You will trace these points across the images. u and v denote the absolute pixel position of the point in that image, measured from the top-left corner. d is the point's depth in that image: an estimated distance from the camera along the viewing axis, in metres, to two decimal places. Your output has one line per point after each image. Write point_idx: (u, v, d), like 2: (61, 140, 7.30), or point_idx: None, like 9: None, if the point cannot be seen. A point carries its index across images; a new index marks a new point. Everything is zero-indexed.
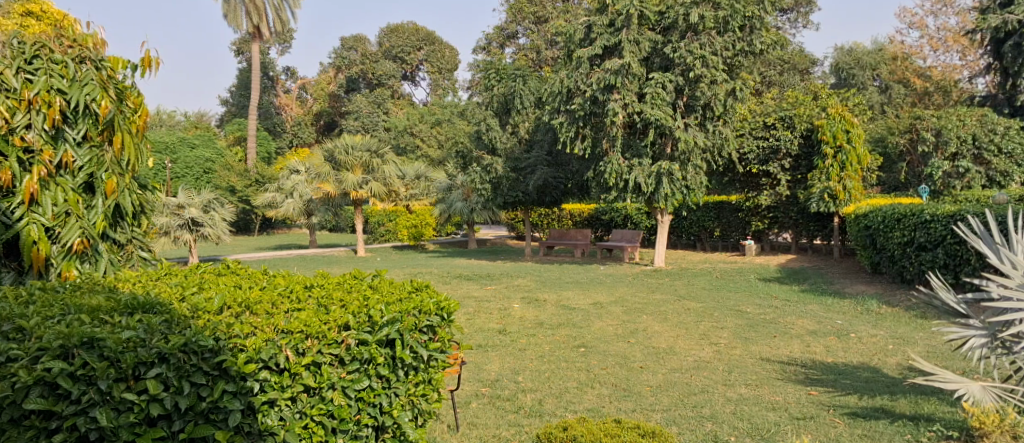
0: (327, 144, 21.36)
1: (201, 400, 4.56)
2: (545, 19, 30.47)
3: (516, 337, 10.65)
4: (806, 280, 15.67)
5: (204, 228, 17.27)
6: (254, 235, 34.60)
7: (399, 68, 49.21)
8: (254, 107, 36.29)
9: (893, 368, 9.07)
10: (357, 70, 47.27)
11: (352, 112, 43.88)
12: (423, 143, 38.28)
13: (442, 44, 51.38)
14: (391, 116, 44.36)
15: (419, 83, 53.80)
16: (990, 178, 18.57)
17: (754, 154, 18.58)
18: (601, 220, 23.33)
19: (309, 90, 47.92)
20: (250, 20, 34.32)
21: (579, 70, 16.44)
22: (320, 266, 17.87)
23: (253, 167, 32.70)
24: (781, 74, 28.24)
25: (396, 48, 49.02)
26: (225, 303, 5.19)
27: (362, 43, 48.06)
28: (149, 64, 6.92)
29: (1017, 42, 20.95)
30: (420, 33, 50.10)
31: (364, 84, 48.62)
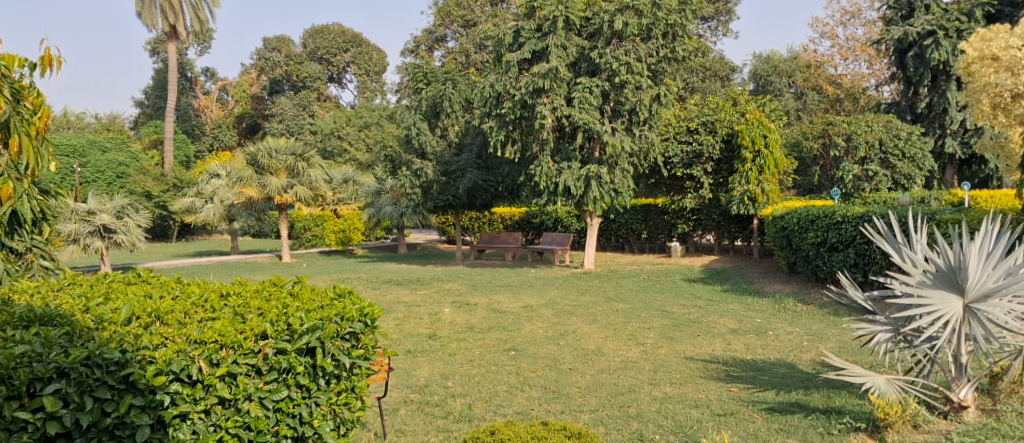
0: (249, 148, 21.01)
1: (105, 416, 4.56)
2: (474, 22, 30.54)
3: (446, 341, 10.76)
4: (728, 279, 16.20)
5: (117, 235, 16.82)
6: (172, 241, 33.75)
7: (325, 70, 48.63)
8: (171, 108, 35.36)
9: (807, 364, 9.50)
10: (281, 71, 46.52)
11: (276, 115, 43.15)
12: (350, 146, 37.85)
13: (369, 46, 51.02)
14: (316, 119, 43.82)
15: (346, 85, 53.25)
16: (896, 181, 19.44)
17: (678, 158, 19.11)
18: (532, 223, 23.62)
19: (231, 92, 47.13)
20: (165, 19, 33.43)
21: (508, 74, 16.58)
22: (240, 273, 17.57)
23: (170, 171, 31.87)
24: (702, 80, 29.06)
25: (321, 50, 48.41)
26: (133, 313, 5.15)
27: (285, 44, 47.57)
28: (48, 63, 6.46)
29: (918, 52, 22.08)
30: (346, 34, 49.64)
31: (287, 86, 47.47)
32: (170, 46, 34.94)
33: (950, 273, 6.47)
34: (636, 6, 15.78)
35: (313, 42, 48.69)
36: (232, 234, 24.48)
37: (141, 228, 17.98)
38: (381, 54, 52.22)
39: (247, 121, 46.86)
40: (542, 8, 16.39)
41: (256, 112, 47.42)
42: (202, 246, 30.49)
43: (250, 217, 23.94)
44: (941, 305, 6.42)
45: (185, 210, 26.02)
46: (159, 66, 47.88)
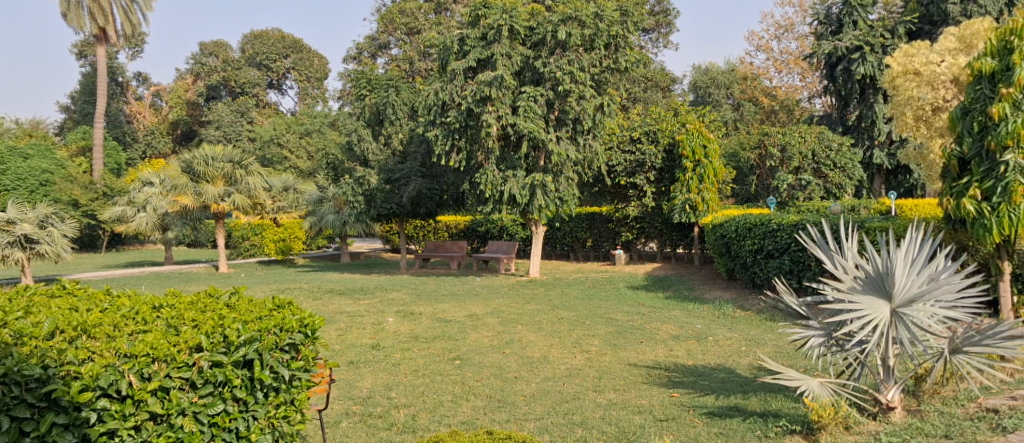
0: (185, 155, 20.60)
1: (25, 435, 4.90)
2: (417, 30, 30.50)
3: (391, 351, 10.72)
4: (670, 286, 16.49)
5: (39, 245, 16.33)
6: (101, 252, 32.83)
7: (265, 76, 47.92)
8: (100, 114, 34.43)
9: (745, 369, 9.73)
10: (219, 77, 45.65)
11: (213, 121, 42.32)
12: (290, 153, 37.35)
13: (310, 53, 50.49)
14: (255, 126, 43.13)
15: (286, 93, 52.57)
16: (828, 190, 19.99)
17: (622, 166, 19.42)
18: (477, 231, 23.65)
19: (165, 98, 46.18)
20: (94, 22, 32.55)
21: (453, 82, 16.57)
22: (173, 284, 17.18)
23: (99, 179, 30.98)
24: (644, 91, 29.48)
25: (260, 55, 47.61)
26: (56, 326, 5.24)
27: (222, 50, 47.17)
28: None
29: (847, 66, 22.82)
30: (286, 40, 49.01)
31: (224, 92, 47.00)
32: (99, 49, 34.02)
33: (879, 278, 6.70)
34: (579, 16, 15.99)
35: (252, 47, 47.93)
36: (167, 243, 23.95)
37: (66, 238, 17.48)
38: (323, 61, 51.74)
39: (183, 128, 45.91)
40: (486, 16, 16.44)
41: (192, 119, 46.50)
42: (133, 256, 29.72)
43: (184, 227, 23.45)
44: (870, 309, 6.66)
45: (116, 220, 25.34)
46: (87, 69, 46.52)
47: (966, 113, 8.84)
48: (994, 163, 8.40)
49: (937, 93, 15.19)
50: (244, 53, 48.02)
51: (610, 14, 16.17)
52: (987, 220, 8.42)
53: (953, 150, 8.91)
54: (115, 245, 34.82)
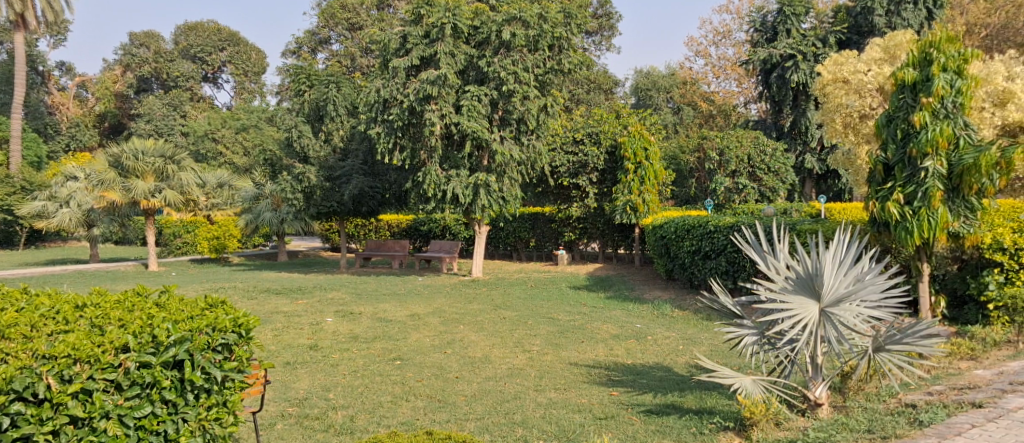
0: (112, 149, 20.00)
1: None
2: (359, 26, 30.25)
3: (329, 352, 10.61)
4: (610, 286, 16.67)
5: None
6: (20, 249, 31.65)
7: (200, 69, 46.91)
8: (18, 104, 33.18)
9: (681, 367, 9.91)
10: (150, 69, 44.54)
11: (144, 115, 41.22)
12: (226, 149, 36.55)
13: (249, 47, 49.65)
14: (188, 120, 42.16)
15: (222, 88, 51.50)
16: (763, 194, 20.44)
17: (565, 167, 19.55)
18: (419, 231, 23.52)
19: (91, 89, 44.82)
20: (12, 8, 31.36)
21: (395, 79, 16.41)
22: (98, 283, 16.65)
23: (19, 172, 29.88)
24: (587, 92, 29.79)
25: (195, 48, 46.24)
26: None
27: (153, 40, 46.04)
28: None
29: (780, 74, 23.39)
30: (222, 32, 48.12)
31: (156, 84, 46.13)
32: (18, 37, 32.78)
33: (809, 279, 6.85)
34: (523, 17, 16.05)
35: (186, 39, 46.96)
36: (93, 241, 23.19)
37: None
38: (261, 56, 50.95)
39: (110, 120, 44.60)
40: (429, 14, 16.36)
41: (121, 112, 45.25)
42: (57, 253, 28.76)
43: (111, 223, 22.80)
44: (800, 308, 6.80)
45: (36, 215, 24.42)
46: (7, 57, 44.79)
47: (890, 120, 9.11)
48: (916, 168, 8.73)
49: (865, 101, 15.47)
50: (177, 45, 46.93)
51: (553, 15, 16.31)
52: (909, 223, 8.75)
53: (878, 156, 9.18)
54: (34, 242, 33.59)
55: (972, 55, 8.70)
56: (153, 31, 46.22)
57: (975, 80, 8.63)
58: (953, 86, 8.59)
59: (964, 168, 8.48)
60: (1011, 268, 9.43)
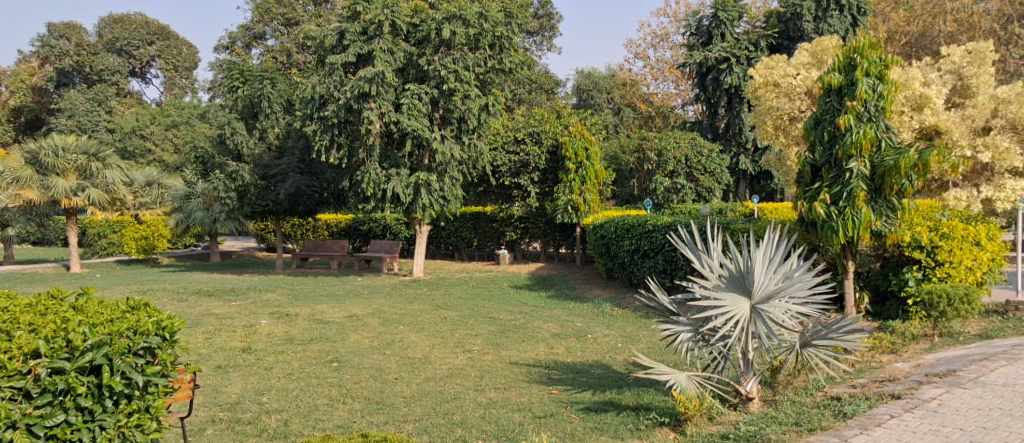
0: (30, 145, 19.22)
1: None
2: (295, 22, 29.77)
3: (263, 355, 10.41)
4: (552, 286, 16.71)
5: None
6: None
7: (126, 63, 45.57)
8: None
9: (620, 365, 9.99)
10: (71, 62, 42.99)
11: (65, 109, 39.75)
12: (155, 146, 35.57)
13: (178, 41, 48.52)
14: (114, 116, 40.91)
15: (150, 82, 50.05)
16: (699, 194, 20.75)
17: (506, 167, 19.51)
18: (359, 230, 23.25)
19: (8, 82, 43.06)
20: None
21: (331, 77, 16.17)
22: (16, 286, 16.00)
23: None
24: (529, 92, 29.88)
25: (121, 41, 45.50)
26: None
27: (74, 31, 44.28)
28: None
29: (715, 76, 23.85)
30: (151, 25, 46.92)
31: (79, 78, 44.20)
32: None
33: (741, 277, 6.95)
34: (463, 15, 16.02)
35: (111, 32, 45.55)
36: (9, 241, 22.21)
37: None
38: (191, 51, 49.76)
39: (27, 115, 42.96)
40: (367, 11, 16.16)
41: (40, 106, 43.63)
42: None
43: (28, 222, 21.88)
44: (731, 305, 6.91)
45: None
46: None
47: (817, 122, 9.31)
48: (841, 169, 8.97)
49: (793, 104, 13.90)
50: (102, 38, 45.52)
51: (494, 14, 16.32)
52: (834, 222, 9.01)
53: (806, 157, 9.40)
54: None
55: (892, 61, 8.98)
56: (73, 22, 44.48)
57: (896, 85, 8.90)
58: (875, 91, 8.84)
59: (885, 169, 8.74)
60: (928, 265, 9.79)
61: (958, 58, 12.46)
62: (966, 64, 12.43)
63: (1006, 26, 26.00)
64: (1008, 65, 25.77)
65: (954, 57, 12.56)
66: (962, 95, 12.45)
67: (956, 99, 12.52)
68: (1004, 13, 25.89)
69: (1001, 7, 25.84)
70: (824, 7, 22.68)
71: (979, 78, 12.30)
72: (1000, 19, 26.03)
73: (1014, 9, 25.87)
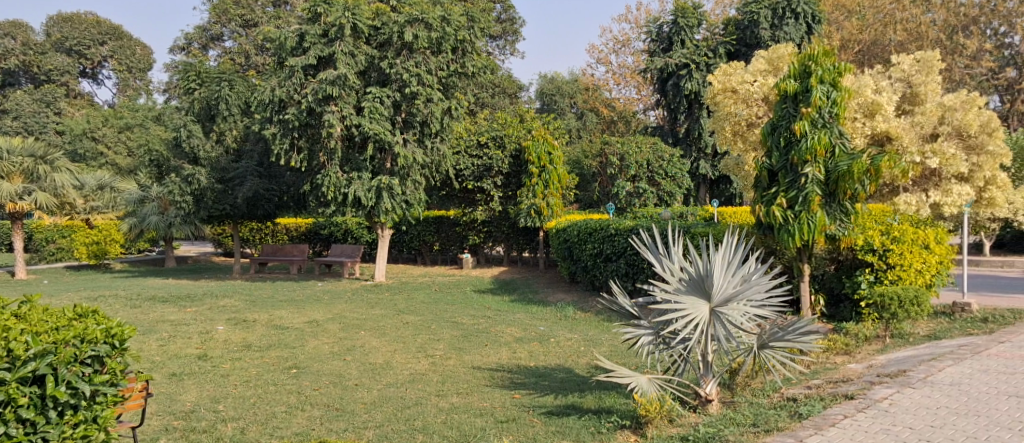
0: None
1: None
2: (254, 23, 29.38)
3: (219, 362, 10.22)
4: (515, 290, 16.66)
5: None
6: None
7: (75, 63, 44.55)
8: None
9: (582, 368, 9.98)
10: (19, 61, 41.92)
11: (10, 111, 38.70)
12: (107, 149, 34.85)
13: (131, 42, 47.68)
14: (62, 117, 39.95)
15: (101, 84, 49.06)
16: (661, 198, 20.89)
17: (469, 171, 19.35)
18: (319, 234, 23.00)
19: None
20: None
21: (291, 79, 15.97)
22: None
23: None
24: (492, 96, 29.87)
25: (70, 41, 44.49)
26: None
27: (21, 31, 42.98)
28: None
29: (676, 82, 24.09)
30: (102, 25, 45.99)
31: (25, 78, 43.31)
32: None
33: (700, 280, 6.96)
34: (425, 18, 15.91)
35: (60, 30, 44.52)
36: None
37: None
38: (146, 51, 48.88)
39: None
40: (328, 13, 15.98)
41: None
42: None
43: None
44: (690, 308, 6.93)
45: None
46: None
47: (774, 128, 9.38)
48: (797, 174, 9.06)
49: (751, 110, 13.98)
50: (50, 37, 44.44)
51: (456, 18, 16.28)
52: (791, 226, 9.10)
53: (762, 162, 9.47)
54: None
55: (845, 68, 9.12)
56: (18, 21, 43.44)
57: (849, 92, 9.02)
58: (829, 98, 8.97)
59: (839, 174, 8.87)
60: (880, 268, 9.92)
61: (907, 66, 12.94)
62: (914, 72, 12.94)
63: (953, 35, 26.55)
64: (954, 74, 26.43)
65: (903, 66, 13.05)
66: (912, 103, 12.85)
67: (906, 106, 12.89)
68: (950, 23, 26.49)
69: (947, 17, 26.47)
70: (780, 15, 22.99)
71: (927, 86, 12.74)
72: (945, 30, 26.57)
73: (960, 20, 26.45)
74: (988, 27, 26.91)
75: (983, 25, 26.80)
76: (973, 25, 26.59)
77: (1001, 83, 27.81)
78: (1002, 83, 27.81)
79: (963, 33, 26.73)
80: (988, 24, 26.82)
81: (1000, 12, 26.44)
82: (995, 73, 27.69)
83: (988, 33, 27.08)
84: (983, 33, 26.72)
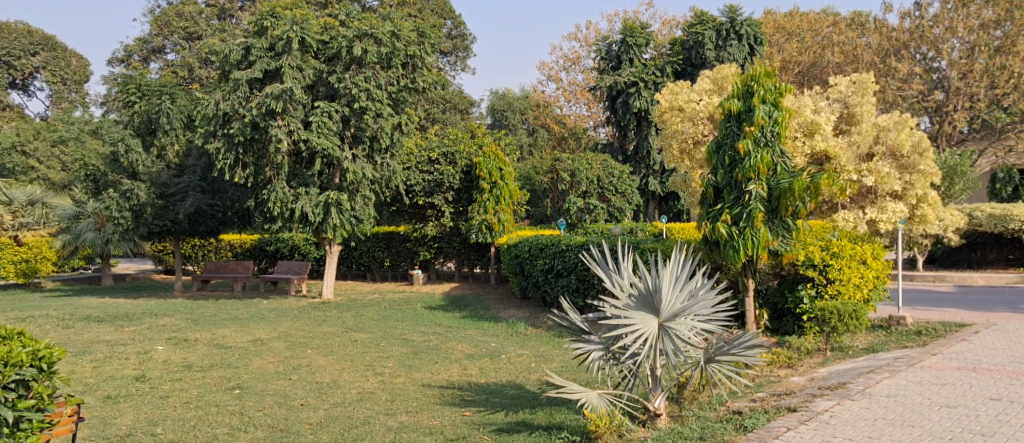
0: None
1: None
2: (197, 36, 28.91)
3: (158, 383, 9.89)
4: (466, 306, 16.48)
5: None
6: None
7: (7, 74, 43.08)
8: None
9: (533, 384, 9.89)
10: None
11: None
12: (41, 164, 33.77)
13: (68, 53, 46.47)
14: None
15: (34, 96, 47.54)
16: (611, 214, 20.98)
17: (420, 187, 19.19)
18: (265, 251, 22.57)
19: None
20: None
21: (235, 93, 15.69)
22: None
23: None
24: (443, 112, 29.81)
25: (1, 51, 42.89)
26: None
27: None
28: None
29: (625, 100, 24.22)
30: (36, 36, 44.66)
31: None
32: None
33: (649, 295, 6.93)
34: (375, 33, 15.89)
35: None
36: None
37: None
38: (83, 63, 47.61)
39: None
40: (275, 27, 15.81)
41: None
42: None
43: None
44: (639, 322, 6.91)
45: None
46: None
47: (719, 146, 9.45)
48: (741, 191, 9.13)
49: (696, 128, 14.16)
50: None
51: (406, 33, 16.28)
52: (735, 242, 9.18)
53: (708, 179, 9.51)
54: None
55: (786, 89, 9.22)
56: None
57: (790, 112, 9.10)
58: (771, 117, 9.04)
59: (781, 191, 9.00)
60: (821, 282, 10.06)
61: (844, 88, 13.03)
62: (850, 93, 13.07)
63: (885, 59, 27.26)
64: (886, 96, 26.95)
65: (839, 87, 13.12)
66: (849, 123, 13.01)
67: (843, 126, 13.03)
68: (883, 47, 27.38)
69: (880, 41, 27.36)
70: (724, 36, 23.39)
71: (863, 107, 12.92)
72: (879, 53, 27.47)
73: (892, 44, 27.13)
74: (916, 52, 26.97)
75: (912, 50, 26.99)
76: (903, 49, 27.00)
77: (930, 107, 27.17)
78: (930, 107, 27.19)
79: (895, 57, 27.24)
80: (917, 49, 26.89)
81: (927, 37, 26.42)
82: (924, 95, 26.98)
83: (916, 58, 27.02)
84: (912, 58, 26.87)
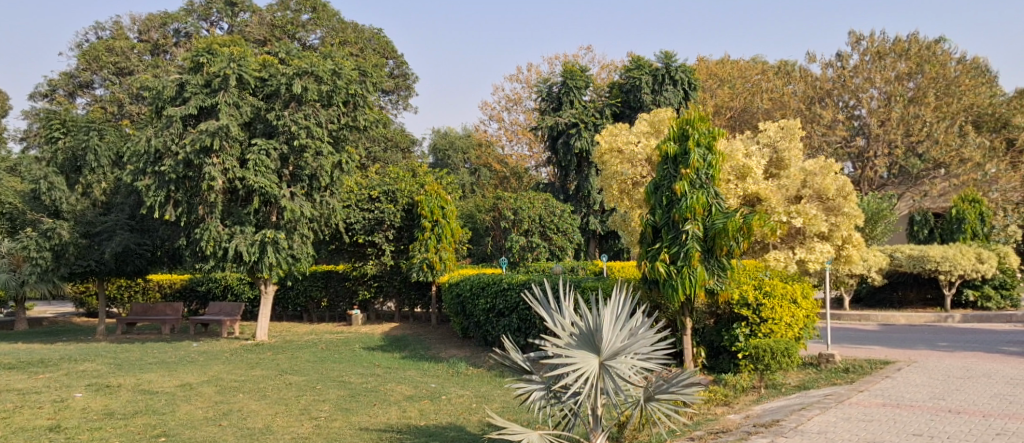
0: None
1: None
2: (128, 71, 28.25)
3: (76, 432, 9.40)
4: (406, 346, 16.18)
5: None
6: None
7: None
8: None
9: (474, 426, 9.68)
10: None
11: None
12: None
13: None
14: None
15: None
16: (553, 252, 20.97)
17: (360, 224, 18.92)
18: (196, 291, 21.94)
19: None
20: None
21: (168, 130, 15.31)
22: None
23: None
24: (384, 150, 29.62)
25: None
26: None
27: None
28: None
29: (566, 140, 24.39)
30: None
31: None
32: None
33: (590, 334, 6.83)
34: (315, 71, 15.64)
35: None
36: None
37: None
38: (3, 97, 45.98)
39: None
40: (211, 64, 15.53)
41: None
42: None
43: None
44: (581, 362, 6.79)
45: None
46: None
47: (656, 188, 9.48)
48: (679, 231, 9.18)
49: (635, 169, 14.17)
50: None
51: (347, 72, 16.09)
52: (674, 280, 9.16)
53: (647, 219, 9.52)
54: None
55: (719, 132, 9.37)
56: None
57: (723, 155, 9.26)
58: (705, 160, 9.19)
59: (716, 232, 9.05)
60: (754, 321, 10.13)
61: (772, 132, 13.63)
62: (779, 138, 13.67)
63: (811, 106, 28.20)
64: (812, 141, 27.71)
65: (768, 132, 13.74)
66: (778, 167, 13.66)
67: (773, 170, 13.67)
68: (808, 95, 28.28)
69: (806, 89, 28.29)
70: (660, 80, 23.93)
71: (791, 152, 13.54)
72: (805, 100, 28.38)
73: (816, 92, 28.15)
74: (838, 100, 27.95)
75: (835, 98, 27.99)
76: (827, 97, 28.04)
77: (853, 152, 28.09)
78: (852, 153, 28.09)
79: (820, 104, 28.19)
80: (839, 97, 27.92)
81: (849, 86, 27.55)
82: (848, 141, 27.97)
83: (838, 106, 27.97)
84: (835, 106, 27.86)
